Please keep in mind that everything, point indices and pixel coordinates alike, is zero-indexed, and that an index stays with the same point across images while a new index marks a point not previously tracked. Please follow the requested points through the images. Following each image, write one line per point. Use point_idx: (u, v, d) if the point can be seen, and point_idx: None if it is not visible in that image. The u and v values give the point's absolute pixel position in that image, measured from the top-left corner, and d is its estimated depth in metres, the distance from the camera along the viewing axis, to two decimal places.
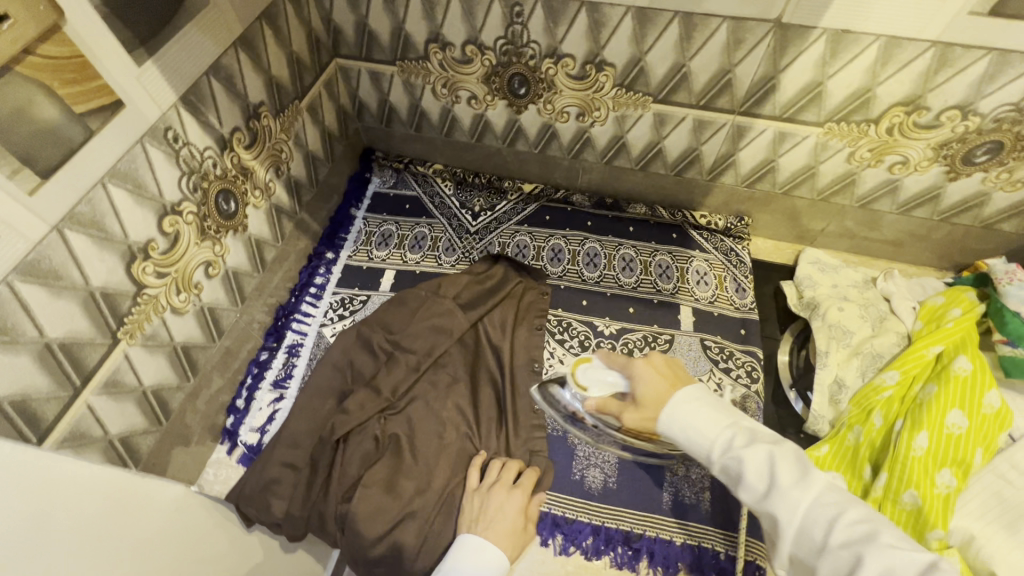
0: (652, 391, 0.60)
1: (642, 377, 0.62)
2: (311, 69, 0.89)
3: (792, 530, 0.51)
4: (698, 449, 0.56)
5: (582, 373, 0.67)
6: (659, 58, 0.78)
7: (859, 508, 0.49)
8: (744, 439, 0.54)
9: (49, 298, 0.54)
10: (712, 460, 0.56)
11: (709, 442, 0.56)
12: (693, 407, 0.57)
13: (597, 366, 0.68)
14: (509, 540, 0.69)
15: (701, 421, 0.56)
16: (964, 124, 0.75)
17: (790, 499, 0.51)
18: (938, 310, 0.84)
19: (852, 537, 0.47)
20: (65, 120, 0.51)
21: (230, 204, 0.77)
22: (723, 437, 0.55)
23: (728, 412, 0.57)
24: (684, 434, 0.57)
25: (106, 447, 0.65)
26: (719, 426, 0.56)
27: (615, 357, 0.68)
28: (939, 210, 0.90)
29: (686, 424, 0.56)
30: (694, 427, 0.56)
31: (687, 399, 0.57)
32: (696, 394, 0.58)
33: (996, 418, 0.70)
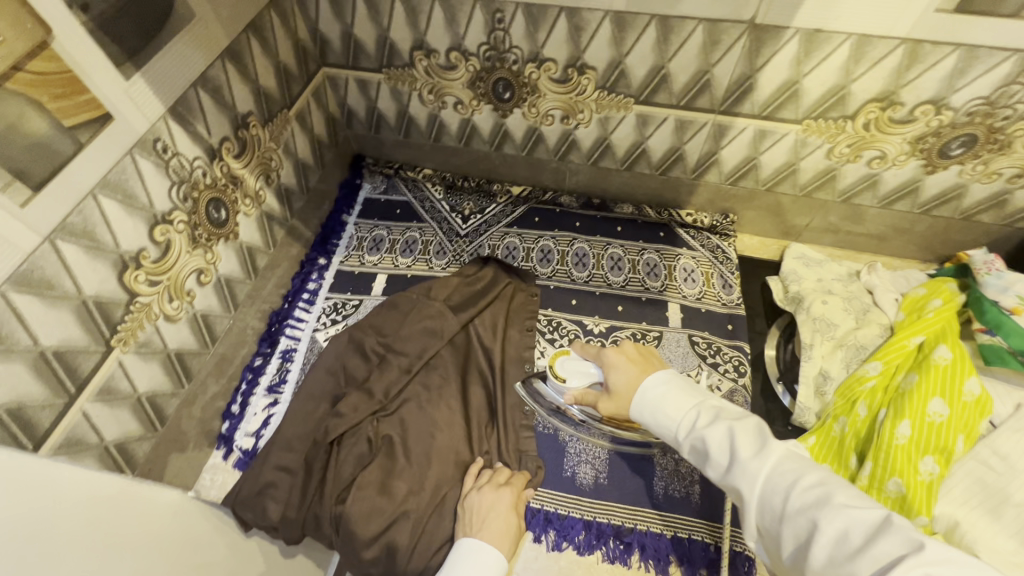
0: (622, 382, 0.68)
1: (614, 369, 0.70)
2: (299, 79, 0.91)
3: (756, 499, 0.56)
4: (668, 432, 0.63)
5: (559, 366, 0.76)
6: (639, 60, 0.80)
7: (814, 474, 0.54)
8: (706, 419, 0.60)
9: (43, 308, 0.55)
10: (681, 442, 0.62)
11: (675, 425, 0.63)
12: (661, 393, 0.64)
13: (575, 358, 0.77)
14: (506, 539, 0.70)
15: (667, 405, 0.63)
16: (937, 118, 0.77)
17: (749, 471, 0.56)
18: (919, 301, 0.85)
19: (807, 502, 0.52)
20: (55, 133, 0.52)
21: (220, 212, 0.78)
22: (688, 419, 0.62)
23: (693, 395, 0.64)
24: (654, 418, 0.64)
25: (102, 453, 0.66)
26: (683, 409, 0.63)
27: (588, 348, 0.77)
28: (919, 203, 0.91)
29: (652, 409, 0.63)
30: (661, 411, 0.63)
31: (652, 385, 0.65)
32: (661, 378, 0.65)
33: (976, 405, 0.71)
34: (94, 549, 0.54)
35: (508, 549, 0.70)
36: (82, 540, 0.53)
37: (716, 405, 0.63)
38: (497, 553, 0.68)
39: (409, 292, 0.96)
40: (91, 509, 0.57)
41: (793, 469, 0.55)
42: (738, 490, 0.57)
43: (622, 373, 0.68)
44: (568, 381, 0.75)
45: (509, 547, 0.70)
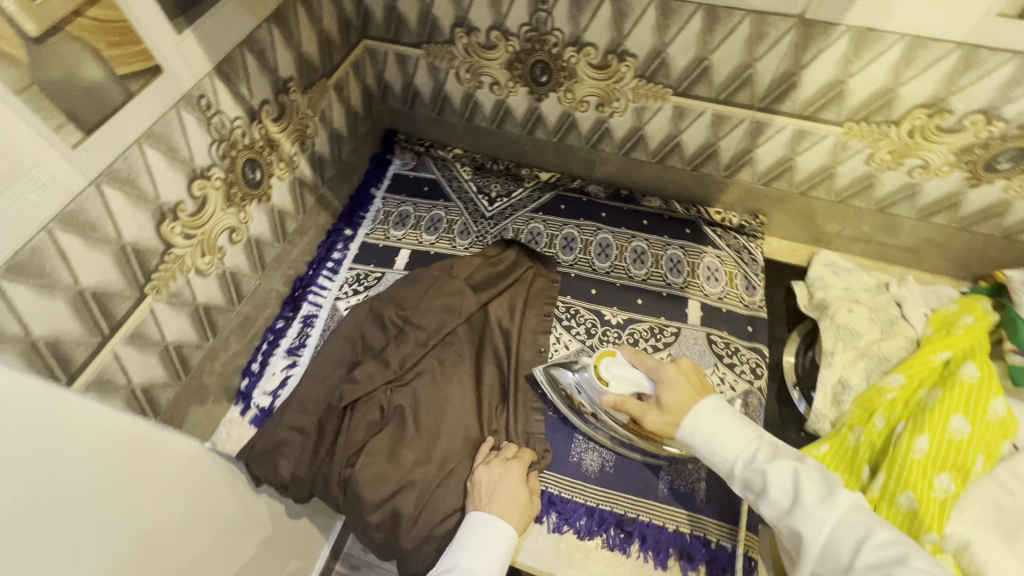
0: (677, 398, 0.66)
1: (670, 384, 0.67)
2: (340, 49, 0.92)
3: (815, 547, 0.54)
4: (723, 463, 0.62)
5: (606, 365, 0.71)
6: (681, 50, 0.79)
7: (889, 530, 0.52)
8: (766, 455, 0.60)
9: (84, 249, 0.57)
10: (735, 475, 0.61)
11: (731, 457, 0.61)
12: (717, 422, 0.63)
13: (621, 362, 0.72)
14: (519, 513, 0.73)
15: (725, 434, 0.62)
16: (987, 129, 0.74)
17: (813, 516, 0.55)
18: (950, 316, 0.83)
19: (877, 559, 0.50)
20: (107, 80, 0.54)
21: (255, 173, 0.80)
22: (746, 451, 0.61)
23: (752, 429, 0.63)
24: (708, 447, 0.62)
25: (129, 395, 0.68)
26: (743, 442, 0.62)
27: (641, 357, 0.72)
28: (958, 217, 0.89)
29: (708, 437, 0.62)
30: (718, 440, 0.62)
31: (709, 411, 0.64)
32: (718, 406, 0.64)
33: (1000, 426, 0.70)
34: (91, 498, 0.56)
35: (521, 521, 0.73)
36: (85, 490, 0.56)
37: (775, 443, 0.62)
38: (507, 525, 0.71)
39: (430, 269, 0.97)
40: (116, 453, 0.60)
41: (863, 522, 0.54)
42: (798, 534, 0.56)
43: (678, 392, 0.66)
44: (610, 386, 0.71)
45: (521, 521, 0.73)
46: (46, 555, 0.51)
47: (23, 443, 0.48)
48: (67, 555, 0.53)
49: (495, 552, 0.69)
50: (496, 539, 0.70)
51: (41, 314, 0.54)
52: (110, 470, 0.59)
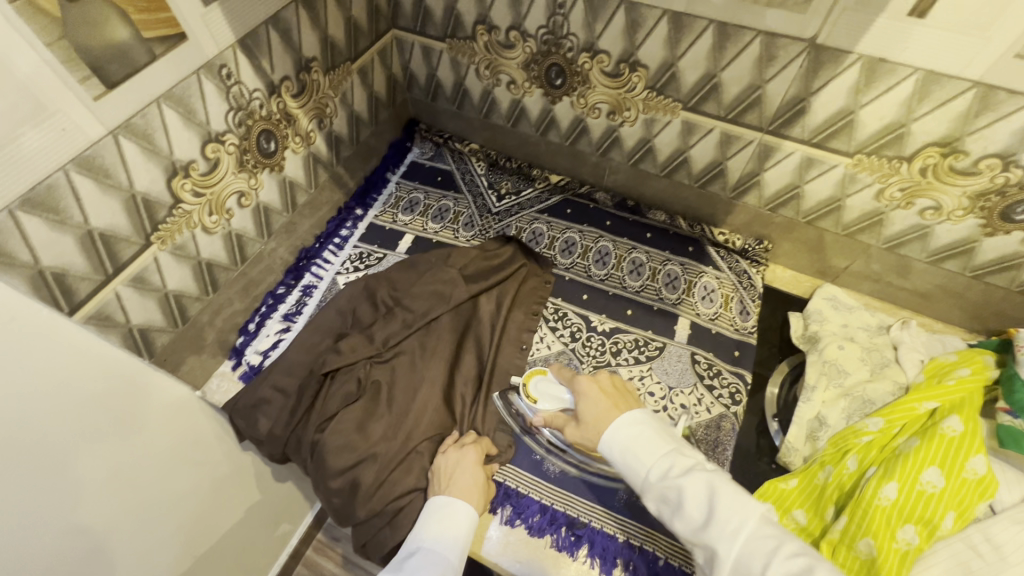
0: (590, 409, 0.65)
1: (586, 398, 0.66)
2: (367, 36, 0.96)
3: (729, 563, 0.51)
4: (637, 475, 0.58)
5: (534, 387, 0.78)
6: (692, 65, 0.79)
7: (797, 542, 0.51)
8: (681, 469, 0.56)
9: (96, 192, 0.62)
10: (649, 488, 0.57)
11: (647, 469, 0.57)
12: (635, 433, 0.60)
13: (550, 380, 0.78)
14: (481, 496, 0.75)
15: (642, 446, 0.59)
16: (1004, 175, 0.71)
17: (727, 530, 0.52)
18: (945, 367, 0.79)
19: (792, 572, 0.48)
20: (134, 42, 0.59)
21: (270, 144, 0.84)
22: (661, 464, 0.57)
23: (669, 440, 0.60)
24: (625, 458, 0.59)
25: (127, 334, 0.74)
26: (658, 453, 0.58)
27: (564, 371, 0.77)
28: (972, 265, 0.85)
29: (626, 449, 0.59)
30: (634, 452, 0.59)
31: (626, 424, 0.60)
32: (636, 418, 0.61)
33: (977, 485, 0.66)
34: (71, 426, 0.61)
35: (481, 504, 0.74)
36: (64, 417, 0.60)
37: (692, 455, 0.58)
38: (469, 506, 0.72)
39: (428, 256, 1.00)
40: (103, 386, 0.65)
41: (774, 534, 0.52)
42: (711, 551, 0.52)
43: (592, 403, 0.65)
44: (538, 402, 0.77)
45: (482, 503, 0.75)
46: (34, 492, 0.58)
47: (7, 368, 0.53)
48: (41, 476, 0.58)
49: (458, 531, 0.70)
50: (460, 519, 0.71)
51: (50, 247, 0.60)
52: (95, 401, 0.64)
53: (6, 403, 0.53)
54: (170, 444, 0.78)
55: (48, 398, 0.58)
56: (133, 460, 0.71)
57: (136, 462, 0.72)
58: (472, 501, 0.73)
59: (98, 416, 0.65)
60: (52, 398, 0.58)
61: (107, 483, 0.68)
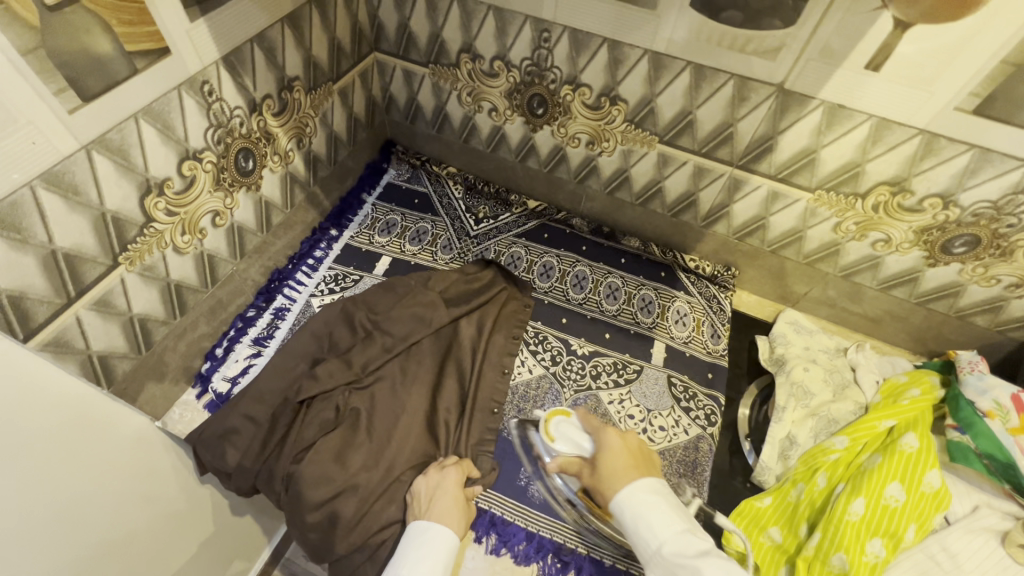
0: (615, 467, 0.65)
1: (612, 455, 0.66)
2: (350, 57, 0.96)
3: None
4: (648, 546, 0.59)
5: (556, 426, 0.72)
6: (669, 101, 0.84)
7: None
8: (696, 550, 0.56)
9: (64, 210, 0.58)
10: (660, 563, 0.57)
11: (659, 541, 0.58)
12: (652, 505, 0.60)
13: (574, 425, 0.73)
14: (462, 521, 0.73)
15: (659, 516, 0.59)
16: (944, 212, 0.78)
17: None
18: (899, 387, 0.85)
19: None
20: (115, 54, 0.57)
21: (248, 162, 0.82)
22: (675, 541, 0.58)
23: (684, 519, 0.60)
24: (636, 525, 0.60)
25: (85, 361, 0.68)
26: (672, 530, 0.58)
27: (591, 419, 0.72)
28: (917, 293, 0.92)
29: (640, 517, 0.59)
30: (647, 521, 0.59)
31: (643, 491, 0.61)
32: (652, 489, 0.62)
33: (933, 498, 0.71)
34: (29, 457, 0.57)
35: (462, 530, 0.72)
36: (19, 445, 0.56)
37: (705, 538, 0.59)
38: (448, 529, 0.70)
39: (408, 278, 0.99)
40: (53, 423, 0.60)
41: None
42: None
43: (616, 460, 0.66)
44: (556, 444, 0.71)
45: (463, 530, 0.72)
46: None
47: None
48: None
49: (436, 557, 0.67)
50: (440, 544, 0.68)
51: (8, 268, 0.55)
52: (45, 438, 0.59)
53: None
54: (130, 481, 0.73)
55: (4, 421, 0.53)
56: (88, 501, 0.66)
57: (92, 501, 0.67)
58: (451, 524, 0.71)
59: (55, 449, 0.61)
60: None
61: (59, 522, 0.62)
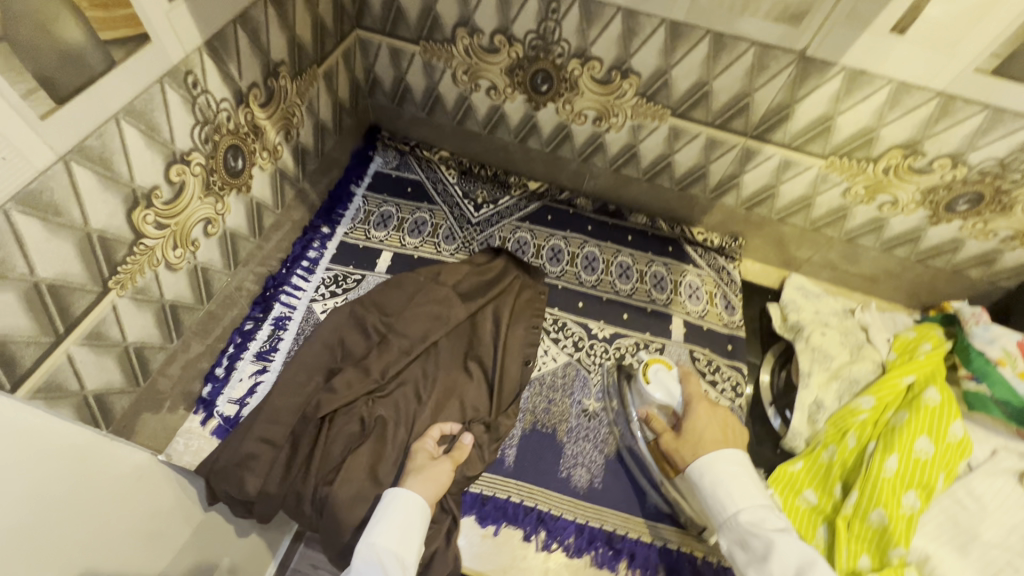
0: (704, 433, 0.68)
1: (703, 424, 0.69)
2: (333, 36, 0.87)
3: None
4: (722, 510, 0.62)
5: (655, 371, 0.77)
6: (684, 73, 0.81)
7: None
8: (774, 524, 0.60)
9: (45, 235, 0.50)
10: (733, 527, 0.61)
11: (737, 508, 0.61)
12: (735, 474, 0.64)
13: (671, 375, 0.77)
14: (425, 478, 0.70)
15: (739, 488, 0.63)
16: (953, 172, 0.80)
17: None
18: (910, 343, 0.89)
19: None
20: (89, 45, 0.47)
21: (237, 161, 0.73)
22: (753, 511, 0.61)
23: (763, 494, 0.63)
24: (715, 490, 0.63)
25: (80, 403, 0.60)
26: (751, 501, 0.62)
27: (691, 377, 0.76)
28: (917, 251, 0.96)
29: (723, 482, 0.63)
30: (727, 487, 0.63)
31: (729, 461, 0.64)
32: (739, 461, 0.65)
33: (958, 447, 0.76)
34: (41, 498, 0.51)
35: (430, 488, 0.70)
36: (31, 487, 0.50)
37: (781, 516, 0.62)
38: (407, 488, 0.69)
39: (416, 274, 0.93)
40: (55, 473, 0.53)
41: None
42: None
43: (705, 429, 0.68)
44: (652, 388, 0.76)
45: (429, 486, 0.69)
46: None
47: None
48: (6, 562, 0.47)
49: (391, 522, 0.65)
50: (398, 504, 0.67)
51: None
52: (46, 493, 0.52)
53: None
54: (140, 530, 0.66)
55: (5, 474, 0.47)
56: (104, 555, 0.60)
57: (103, 557, 0.60)
58: (408, 485, 0.69)
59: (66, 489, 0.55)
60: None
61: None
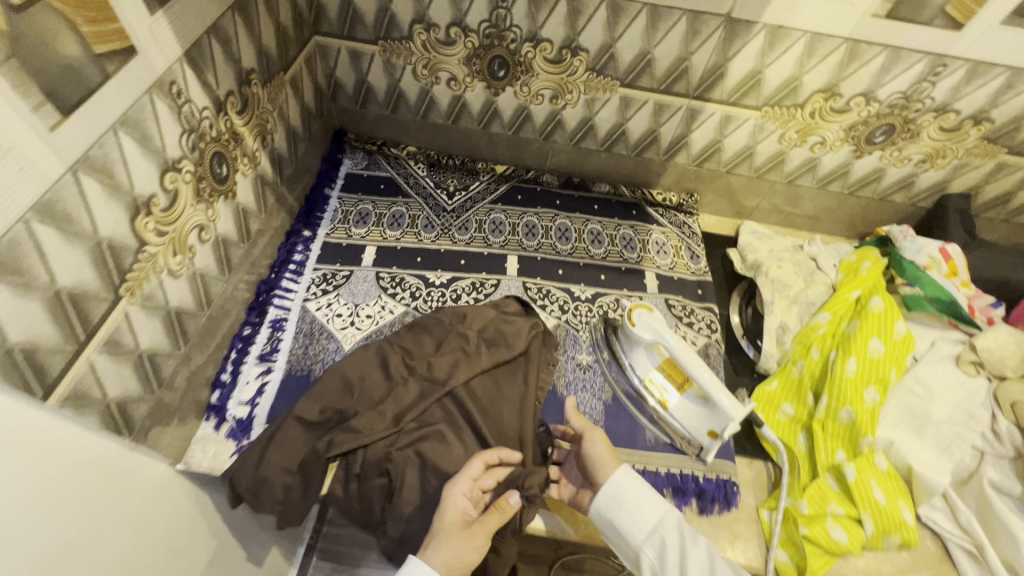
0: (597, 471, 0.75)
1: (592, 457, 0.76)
2: (294, 44, 0.90)
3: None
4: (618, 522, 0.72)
5: (638, 314, 0.86)
6: (627, 45, 0.89)
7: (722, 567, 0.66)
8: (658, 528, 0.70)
9: (62, 243, 0.52)
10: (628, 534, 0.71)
11: (628, 519, 0.71)
12: (625, 489, 0.72)
13: (655, 316, 0.86)
14: (449, 554, 0.62)
15: (629, 519, 0.71)
16: (867, 108, 0.92)
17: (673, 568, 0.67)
18: (853, 264, 1.01)
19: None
20: (86, 58, 0.50)
21: (222, 167, 0.76)
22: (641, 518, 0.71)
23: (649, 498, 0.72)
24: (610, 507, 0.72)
25: (104, 410, 0.61)
26: (640, 511, 0.71)
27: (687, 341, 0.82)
28: (848, 185, 1.08)
29: (613, 498, 0.72)
30: (619, 504, 0.72)
31: (617, 480, 0.73)
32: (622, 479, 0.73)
33: (903, 343, 0.86)
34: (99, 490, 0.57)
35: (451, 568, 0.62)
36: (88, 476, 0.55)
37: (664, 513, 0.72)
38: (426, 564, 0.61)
39: (440, 317, 0.91)
40: (102, 472, 0.58)
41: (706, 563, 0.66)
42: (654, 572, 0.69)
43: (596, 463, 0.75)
44: (637, 328, 0.85)
45: (452, 566, 0.61)
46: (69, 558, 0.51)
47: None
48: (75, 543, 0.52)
49: None
50: None
51: (18, 317, 0.48)
52: (68, 516, 0.51)
53: (26, 499, 0.46)
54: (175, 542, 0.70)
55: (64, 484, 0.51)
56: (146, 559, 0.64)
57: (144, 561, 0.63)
58: (428, 557, 0.62)
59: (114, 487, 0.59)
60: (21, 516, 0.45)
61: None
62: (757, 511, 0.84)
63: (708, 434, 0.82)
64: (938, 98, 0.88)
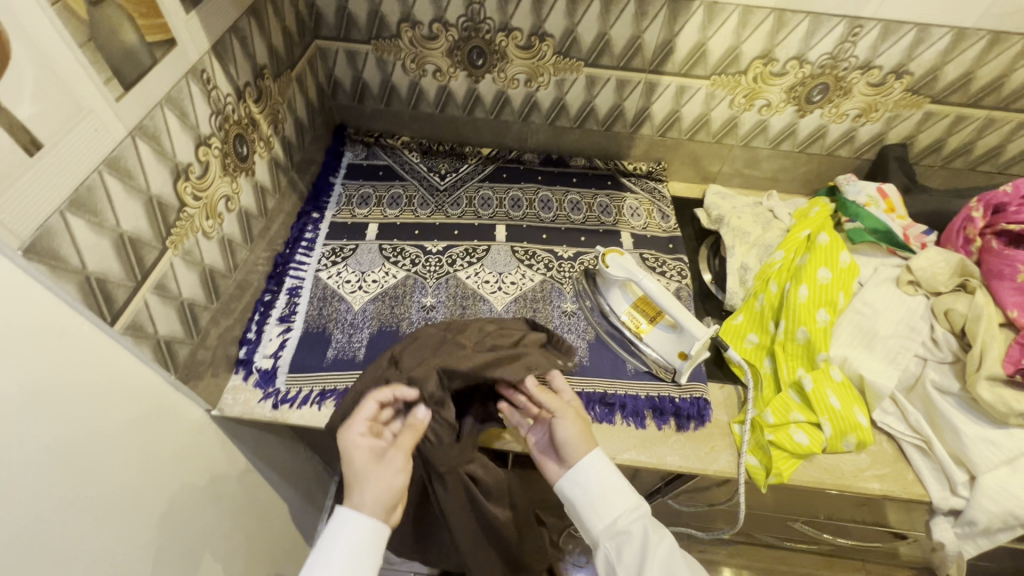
0: (569, 449, 0.79)
1: (565, 439, 0.79)
2: (298, 45, 1.04)
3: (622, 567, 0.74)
4: (584, 501, 0.78)
5: (611, 257, 0.98)
6: (587, 28, 1.02)
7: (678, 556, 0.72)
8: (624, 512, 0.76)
9: (125, 194, 0.64)
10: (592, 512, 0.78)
11: (593, 499, 0.77)
12: (596, 474, 0.78)
13: (626, 258, 0.98)
14: (378, 490, 0.67)
15: (596, 505, 0.77)
16: (801, 70, 1.05)
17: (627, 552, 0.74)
18: (805, 210, 1.13)
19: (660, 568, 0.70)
20: (140, 45, 0.63)
21: (243, 147, 0.89)
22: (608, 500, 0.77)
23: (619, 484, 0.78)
24: (579, 487, 0.78)
25: (156, 344, 0.73)
26: (607, 494, 0.77)
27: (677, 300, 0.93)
28: (797, 143, 1.20)
29: (582, 480, 0.78)
30: (588, 485, 0.78)
31: (590, 463, 0.78)
32: (596, 464, 0.79)
33: (848, 271, 0.97)
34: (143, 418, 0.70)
35: (383, 504, 0.67)
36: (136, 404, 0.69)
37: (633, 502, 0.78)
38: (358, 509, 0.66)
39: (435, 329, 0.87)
40: (149, 404, 0.71)
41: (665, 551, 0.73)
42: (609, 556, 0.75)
43: (568, 443, 0.79)
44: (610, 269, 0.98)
45: (381, 503, 0.67)
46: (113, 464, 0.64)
47: (32, 365, 0.53)
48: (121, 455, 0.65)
49: (348, 550, 0.63)
50: (350, 530, 0.64)
51: (93, 250, 0.60)
52: (114, 430, 0.64)
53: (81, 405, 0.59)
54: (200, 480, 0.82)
55: (115, 403, 0.65)
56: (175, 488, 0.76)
57: (174, 489, 0.76)
58: (356, 503, 0.67)
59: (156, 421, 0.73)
60: (70, 422, 0.58)
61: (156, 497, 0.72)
62: (728, 426, 0.94)
63: (680, 356, 0.93)
64: (861, 56, 1.01)
